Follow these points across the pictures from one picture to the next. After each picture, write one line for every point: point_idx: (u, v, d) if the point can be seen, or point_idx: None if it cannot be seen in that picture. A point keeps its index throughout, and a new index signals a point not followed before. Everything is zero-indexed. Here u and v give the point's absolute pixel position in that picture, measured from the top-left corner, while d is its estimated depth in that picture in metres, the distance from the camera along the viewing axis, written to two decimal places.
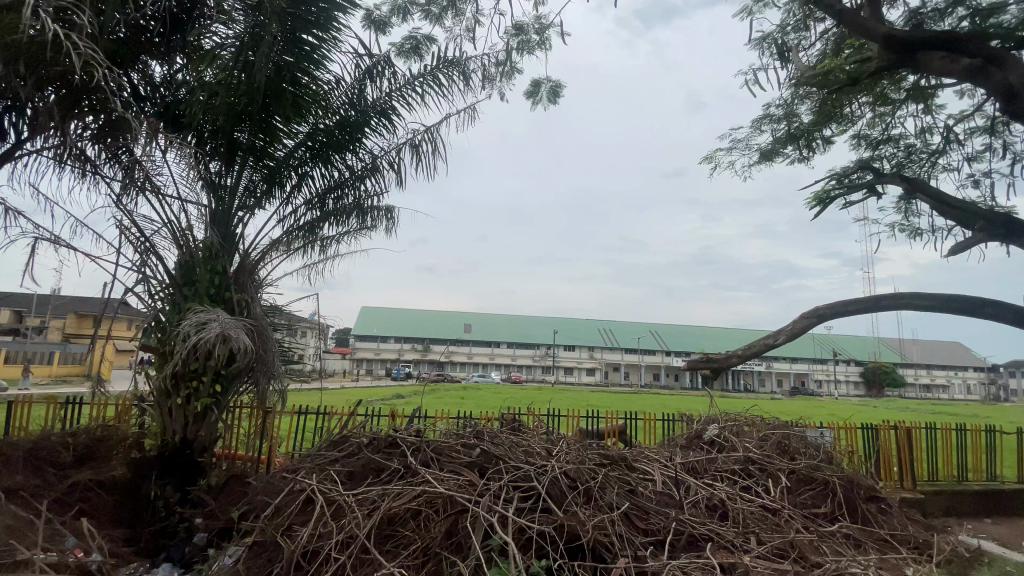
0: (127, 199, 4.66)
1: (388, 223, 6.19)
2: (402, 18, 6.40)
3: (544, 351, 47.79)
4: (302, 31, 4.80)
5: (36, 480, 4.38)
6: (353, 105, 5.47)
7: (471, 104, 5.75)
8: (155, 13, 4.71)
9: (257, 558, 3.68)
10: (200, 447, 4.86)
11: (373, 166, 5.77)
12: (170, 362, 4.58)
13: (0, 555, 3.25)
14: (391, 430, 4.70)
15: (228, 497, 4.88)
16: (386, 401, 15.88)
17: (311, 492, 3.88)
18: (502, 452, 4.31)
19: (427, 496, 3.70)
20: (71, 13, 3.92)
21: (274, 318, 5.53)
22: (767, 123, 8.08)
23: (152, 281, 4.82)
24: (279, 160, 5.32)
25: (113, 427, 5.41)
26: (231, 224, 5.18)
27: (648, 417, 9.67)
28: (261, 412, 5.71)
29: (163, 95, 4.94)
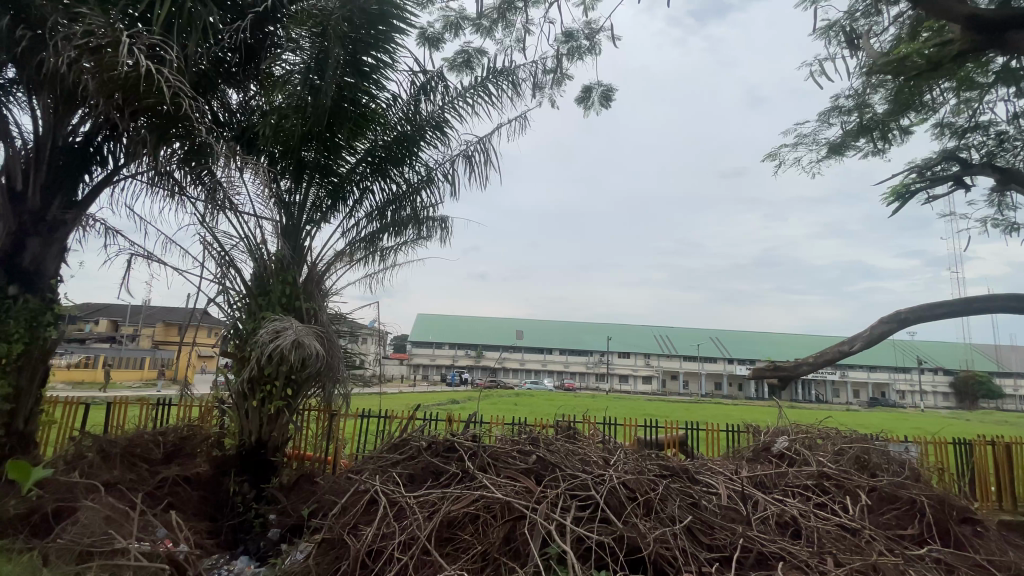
0: (209, 217, 5.10)
1: (442, 233, 6.40)
2: (454, 33, 6.60)
3: (599, 358, 47.05)
4: (363, 53, 5.07)
5: (131, 476, 4.86)
6: (409, 121, 5.71)
7: (522, 113, 5.84)
8: (233, 45, 5.14)
9: (325, 555, 3.83)
10: (274, 447, 5.15)
11: (428, 177, 5.99)
12: (247, 367, 4.94)
13: (100, 543, 3.62)
14: (449, 434, 4.85)
15: (298, 496, 5.18)
16: (441, 407, 16.29)
17: (375, 492, 4.07)
18: (559, 460, 4.31)
19: (485, 501, 3.78)
20: (160, 49, 4.35)
21: (339, 326, 5.84)
22: (836, 115, 7.63)
23: (231, 292, 5.23)
24: (342, 176, 5.62)
25: (197, 427, 5.91)
26: (300, 237, 5.52)
27: (711, 427, 9.30)
28: (328, 415, 5.99)
29: (240, 121, 5.38)
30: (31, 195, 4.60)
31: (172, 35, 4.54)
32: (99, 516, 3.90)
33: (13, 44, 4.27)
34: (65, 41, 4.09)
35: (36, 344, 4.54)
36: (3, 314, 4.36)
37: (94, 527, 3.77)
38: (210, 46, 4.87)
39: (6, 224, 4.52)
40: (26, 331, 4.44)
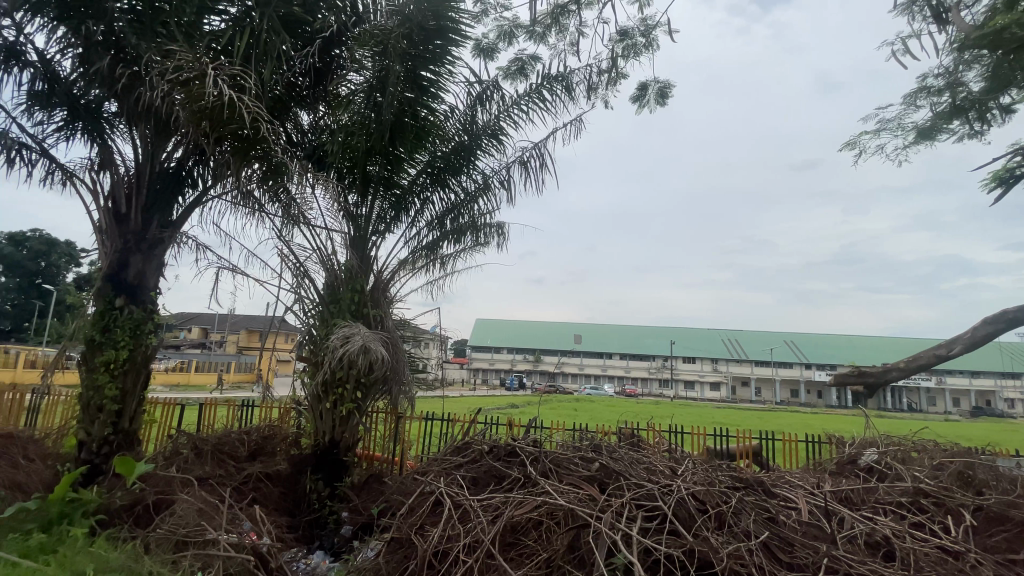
0: (286, 232, 5.48)
1: (499, 238, 6.50)
2: (508, 42, 6.71)
3: (662, 363, 45.56)
4: (421, 68, 5.26)
5: (220, 471, 5.31)
6: (467, 131, 5.88)
7: (577, 116, 5.83)
8: (303, 70, 5.53)
9: (394, 553, 3.95)
10: (346, 447, 5.41)
11: (484, 185, 6.13)
12: (321, 371, 5.23)
13: (195, 534, 3.97)
14: (510, 439, 4.91)
15: (369, 494, 5.41)
16: (500, 411, 16.47)
17: (440, 494, 4.17)
18: (622, 468, 4.22)
19: (548, 507, 3.76)
20: (240, 79, 4.74)
21: (402, 331, 6.07)
22: (923, 96, 6.97)
23: (306, 301, 5.58)
24: (404, 188, 5.85)
25: (277, 426, 6.34)
26: (366, 247, 5.80)
27: (788, 438, 8.72)
28: (394, 417, 6.21)
29: (311, 140, 5.76)
30: (134, 216, 5.15)
31: (250, 64, 4.96)
32: (194, 508, 4.27)
33: (115, 82, 4.82)
34: (159, 77, 4.55)
35: (138, 350, 5.07)
36: (112, 324, 4.92)
37: (188, 518, 4.14)
38: (283, 73, 5.26)
39: (115, 244, 5.10)
40: (130, 338, 4.97)
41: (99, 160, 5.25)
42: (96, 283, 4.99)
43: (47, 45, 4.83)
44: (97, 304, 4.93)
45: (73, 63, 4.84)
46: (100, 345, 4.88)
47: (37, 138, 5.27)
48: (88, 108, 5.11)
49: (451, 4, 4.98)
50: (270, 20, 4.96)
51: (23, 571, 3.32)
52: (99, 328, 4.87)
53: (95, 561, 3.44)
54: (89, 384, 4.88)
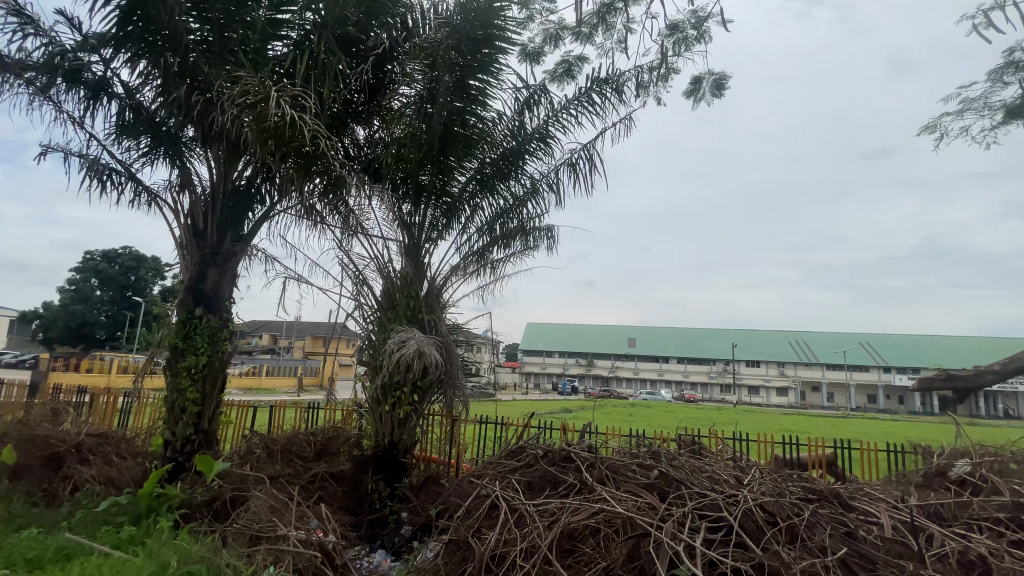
0: (346, 242, 5.73)
1: (549, 242, 6.50)
2: (555, 45, 6.71)
3: (723, 367, 43.69)
4: (469, 77, 5.36)
5: (290, 471, 5.61)
6: (515, 136, 5.93)
7: (627, 115, 5.73)
8: (358, 87, 5.78)
9: (453, 555, 4.01)
10: (404, 449, 5.56)
11: (533, 190, 6.17)
12: (380, 375, 5.40)
13: (267, 529, 4.21)
14: (565, 444, 4.88)
15: (427, 495, 5.53)
16: (554, 417, 16.35)
17: (496, 498, 4.19)
18: (683, 476, 4.08)
19: (606, 515, 3.69)
20: (301, 99, 5.02)
21: (455, 335, 6.18)
22: (1012, 71, 6.33)
23: (365, 307, 5.80)
24: (455, 196, 5.97)
25: (340, 428, 6.61)
26: (420, 255, 5.95)
27: (865, 447, 8.08)
28: (450, 420, 6.31)
29: (366, 153, 6.00)
30: (210, 231, 5.56)
31: (310, 85, 5.25)
32: (266, 505, 4.53)
33: (191, 108, 5.23)
34: (229, 101, 4.89)
35: (216, 355, 5.45)
36: (192, 332, 5.32)
37: (261, 514, 4.39)
38: (340, 91, 5.53)
39: (194, 258, 5.52)
40: (208, 344, 5.36)
41: (179, 181, 5.72)
42: (178, 294, 5.42)
43: (132, 78, 5.33)
44: (180, 313, 5.36)
45: (154, 92, 5.31)
46: (183, 352, 5.29)
47: (125, 163, 5.82)
48: (169, 134, 5.58)
49: (497, 12, 5.05)
50: (327, 42, 5.23)
51: (119, 560, 3.65)
52: (181, 336, 5.29)
53: (179, 552, 3.72)
54: (174, 388, 5.30)
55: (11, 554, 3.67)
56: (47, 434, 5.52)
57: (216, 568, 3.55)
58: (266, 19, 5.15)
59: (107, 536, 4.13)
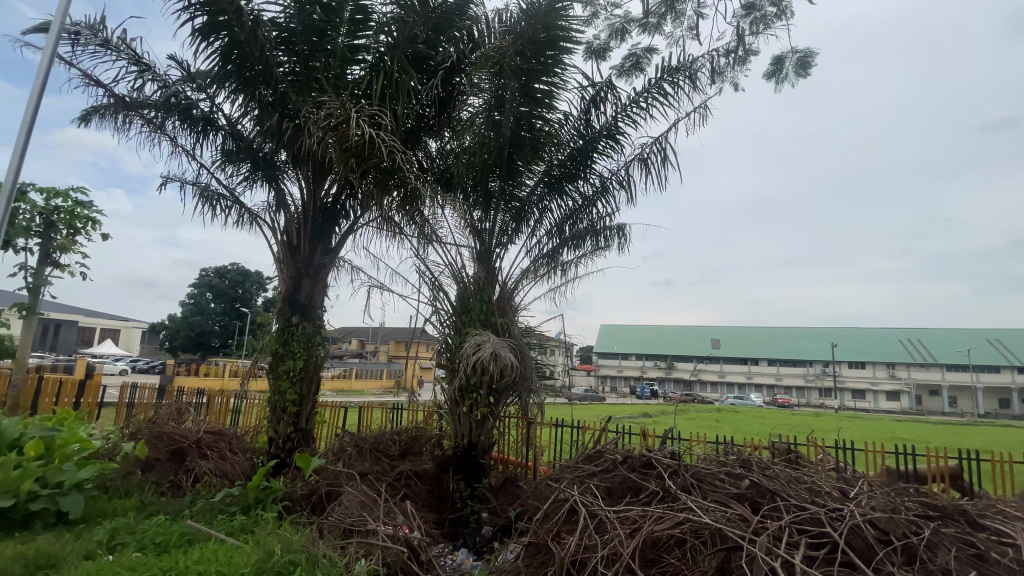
0: (422, 250, 5.97)
1: (621, 240, 6.39)
2: (621, 39, 6.58)
3: (821, 369, 40.19)
4: (535, 81, 5.41)
5: (378, 468, 5.92)
6: (582, 135, 5.90)
7: (702, 104, 5.49)
8: (429, 101, 6.03)
9: (533, 558, 4.02)
10: (482, 450, 5.69)
11: (602, 188, 6.10)
12: (457, 377, 5.56)
13: (359, 524, 4.48)
14: (645, 450, 4.75)
15: (505, 496, 5.61)
16: (634, 421, 15.89)
17: (575, 502, 4.14)
18: (777, 487, 3.81)
19: (692, 525, 3.53)
20: (377, 117, 5.33)
21: (529, 338, 6.22)
22: None
23: (441, 312, 5.99)
24: (524, 200, 6.03)
25: (422, 428, 6.87)
26: (491, 260, 6.06)
27: (1000, 460, 7.03)
28: (526, 422, 6.34)
29: (438, 164, 6.22)
30: (302, 246, 6.04)
31: (384, 103, 5.56)
32: (357, 500, 4.82)
33: (282, 134, 5.72)
34: (315, 125, 5.29)
35: (310, 359, 5.90)
36: (290, 338, 5.79)
37: (353, 509, 4.68)
38: (412, 106, 5.79)
39: (290, 271, 6.02)
40: (304, 350, 5.81)
41: (275, 201, 6.27)
42: (277, 305, 5.93)
43: (233, 112, 5.95)
44: (279, 322, 5.86)
45: (252, 122, 5.88)
46: (283, 356, 5.78)
47: (230, 188, 6.48)
48: (265, 159, 6.14)
49: (561, 14, 5.05)
50: (399, 61, 5.52)
51: (231, 546, 4.06)
52: (280, 342, 5.78)
53: (282, 541, 4.05)
54: (276, 390, 5.79)
55: (143, 539, 4.21)
56: (173, 431, 6.26)
57: (313, 558, 3.82)
58: (345, 45, 5.54)
59: (221, 524, 4.62)
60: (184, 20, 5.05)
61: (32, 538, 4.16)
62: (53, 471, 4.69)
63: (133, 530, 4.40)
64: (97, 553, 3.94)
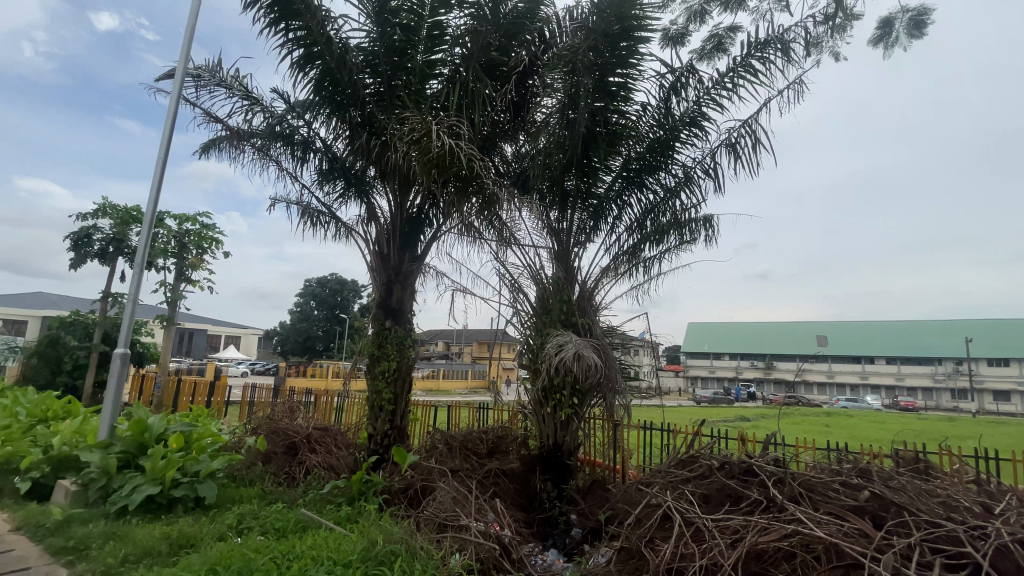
0: (501, 254, 6.10)
1: (708, 232, 6.09)
2: (700, 21, 6.28)
3: (953, 368, 35.34)
4: (610, 75, 5.33)
5: (468, 466, 6.13)
6: (662, 125, 5.71)
7: (797, 78, 5.08)
8: (504, 107, 6.14)
9: (626, 563, 3.94)
10: (568, 450, 5.68)
11: (686, 179, 5.86)
12: (540, 378, 5.60)
13: (452, 520, 4.65)
14: (745, 456, 4.47)
15: (594, 499, 5.56)
16: (731, 425, 14.97)
17: (669, 508, 4.00)
18: (903, 500, 3.43)
19: (802, 538, 3.26)
20: (456, 127, 5.53)
21: (612, 338, 6.11)
22: None
23: (521, 314, 6.07)
24: (601, 197, 5.96)
25: (508, 428, 6.98)
26: (570, 259, 6.02)
27: None
28: (612, 425, 6.21)
29: (514, 167, 6.33)
30: (392, 254, 6.41)
31: (462, 112, 5.75)
32: (450, 496, 5.01)
33: (370, 151, 6.13)
34: (400, 140, 5.60)
35: (403, 360, 6.25)
36: (384, 341, 6.18)
37: (447, 504, 4.88)
38: (488, 113, 5.94)
39: (381, 279, 6.42)
40: (397, 352, 6.18)
41: (366, 214, 6.72)
42: (372, 310, 6.34)
43: (328, 135, 6.48)
44: (374, 326, 6.27)
45: (344, 143, 6.37)
46: (379, 358, 6.17)
47: (327, 205, 7.05)
48: (356, 175, 6.60)
49: (634, 3, 4.94)
50: (474, 70, 5.69)
51: (340, 534, 4.42)
52: (376, 345, 6.18)
53: (384, 533, 4.31)
54: (372, 390, 6.19)
55: (265, 524, 4.69)
56: (286, 426, 6.90)
57: (412, 550, 4.03)
58: (423, 61, 5.81)
59: (330, 513, 5.04)
60: (285, 55, 5.58)
61: (176, 520, 4.80)
62: (191, 460, 5.37)
63: (256, 516, 4.92)
64: (228, 535, 4.46)
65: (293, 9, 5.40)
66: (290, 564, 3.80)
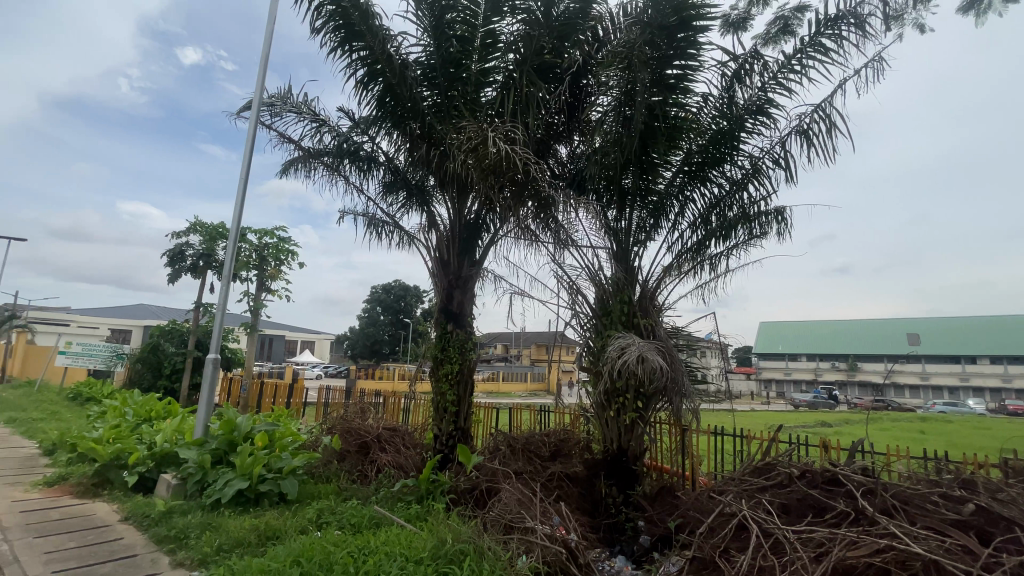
0: (559, 256, 6.08)
1: (779, 226, 5.77)
2: (763, 3, 5.98)
3: None
4: (667, 68, 5.20)
5: (532, 468, 6.15)
6: (724, 116, 5.49)
7: (877, 54, 4.70)
8: (558, 108, 6.14)
9: (699, 574, 3.79)
10: (634, 455, 5.55)
11: (753, 170, 5.59)
12: (602, 381, 5.51)
13: (519, 522, 4.68)
14: (828, 464, 4.18)
15: (662, 505, 5.40)
16: (811, 430, 14.01)
17: (744, 518, 3.80)
18: (1018, 515, 3.07)
19: (896, 554, 2.99)
20: (511, 133, 5.60)
21: (677, 339, 5.91)
22: None
23: (581, 315, 6.01)
24: (661, 193, 5.81)
25: (571, 431, 6.92)
26: (630, 259, 5.90)
27: None
28: (679, 429, 6.00)
29: (570, 168, 6.30)
30: (451, 260, 6.57)
31: (517, 117, 5.81)
32: (515, 497, 5.05)
33: (430, 162, 6.35)
34: (458, 148, 5.74)
35: (465, 363, 6.38)
36: (446, 345, 6.35)
37: (512, 506, 4.92)
38: (542, 116, 5.97)
39: (442, 284, 6.59)
40: (459, 354, 6.32)
41: (427, 222, 6.95)
42: (434, 315, 6.53)
43: (390, 148, 6.78)
44: (436, 330, 6.45)
45: (405, 155, 6.63)
46: (442, 360, 6.35)
47: (390, 215, 7.36)
48: (416, 186, 6.83)
49: None
50: (528, 75, 5.74)
51: (410, 531, 4.58)
52: (439, 348, 6.36)
53: (453, 532, 4.41)
54: (437, 392, 6.36)
55: (342, 520, 4.96)
56: (358, 426, 7.24)
57: (479, 550, 4.11)
58: (478, 70, 5.94)
59: (401, 511, 5.24)
60: (350, 75, 5.90)
61: (263, 513, 5.18)
62: (274, 458, 5.77)
63: (333, 511, 5.21)
64: (309, 529, 4.76)
65: (356, 31, 5.71)
66: (365, 559, 3.99)
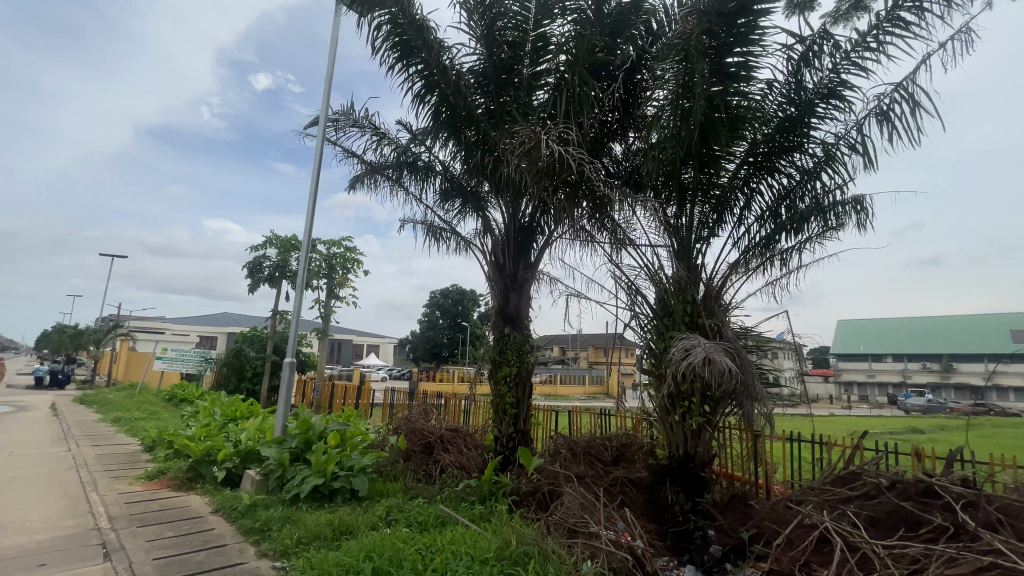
0: (617, 255, 5.97)
1: (858, 216, 5.34)
2: None
3: None
4: (726, 57, 4.99)
5: (593, 472, 6.06)
6: (792, 102, 5.18)
7: (968, 23, 4.25)
8: (612, 106, 6.04)
9: None
10: (702, 462, 5.32)
11: (826, 158, 5.22)
12: (666, 384, 5.34)
13: (582, 526, 4.62)
14: (922, 474, 3.82)
15: (734, 514, 5.14)
16: (901, 438, 12.85)
17: (826, 529, 3.54)
18: None
19: (1004, 573, 2.70)
20: (564, 134, 5.57)
21: (745, 340, 5.62)
22: None
23: (641, 316, 5.87)
24: (724, 187, 5.57)
25: (633, 435, 6.75)
26: (692, 256, 5.67)
27: None
28: (751, 436, 5.70)
29: (625, 166, 6.18)
30: (507, 263, 6.63)
31: (570, 118, 5.79)
32: (578, 501, 4.99)
33: (484, 167, 6.45)
34: (512, 153, 5.79)
35: (523, 365, 6.41)
36: (504, 347, 6.40)
37: (575, 510, 4.87)
38: (596, 115, 5.90)
39: (499, 287, 6.67)
40: (516, 357, 6.37)
41: (482, 226, 7.06)
42: (491, 317, 6.61)
43: (446, 156, 6.96)
44: (494, 333, 6.52)
45: (461, 162, 6.79)
46: (501, 363, 6.41)
47: (448, 221, 7.55)
48: (472, 191, 6.96)
49: None
50: (580, 75, 5.69)
51: (475, 531, 4.66)
52: (497, 351, 6.43)
53: (517, 533, 4.43)
54: (497, 394, 6.43)
55: (409, 518, 5.13)
56: (422, 427, 7.46)
57: (544, 552, 4.10)
58: (530, 74, 5.98)
59: (466, 511, 5.33)
60: (407, 88, 6.13)
61: (337, 509, 5.46)
62: (346, 456, 6.07)
63: (401, 509, 5.40)
64: (379, 525, 4.95)
65: (412, 46, 5.93)
66: (433, 557, 4.10)
